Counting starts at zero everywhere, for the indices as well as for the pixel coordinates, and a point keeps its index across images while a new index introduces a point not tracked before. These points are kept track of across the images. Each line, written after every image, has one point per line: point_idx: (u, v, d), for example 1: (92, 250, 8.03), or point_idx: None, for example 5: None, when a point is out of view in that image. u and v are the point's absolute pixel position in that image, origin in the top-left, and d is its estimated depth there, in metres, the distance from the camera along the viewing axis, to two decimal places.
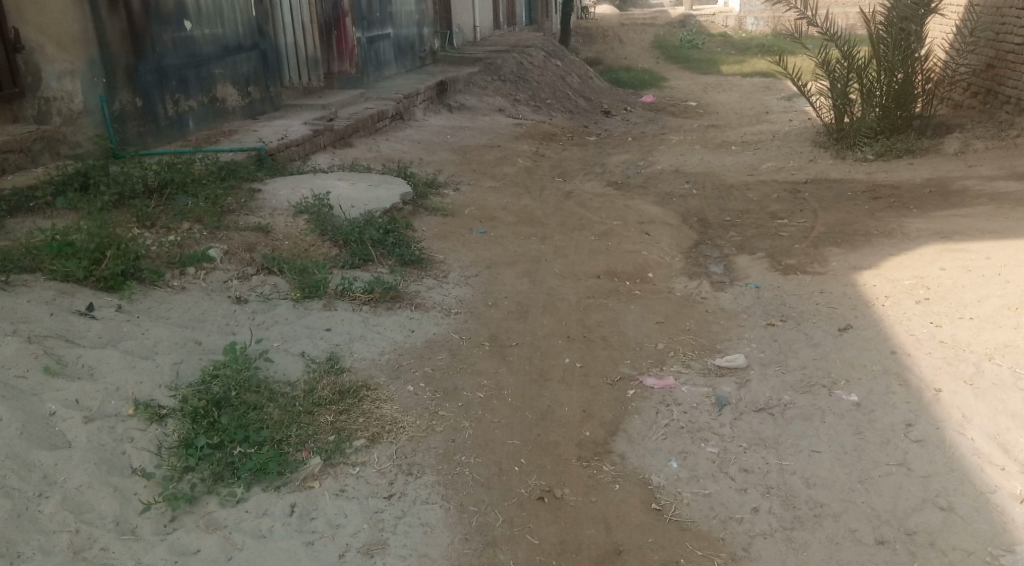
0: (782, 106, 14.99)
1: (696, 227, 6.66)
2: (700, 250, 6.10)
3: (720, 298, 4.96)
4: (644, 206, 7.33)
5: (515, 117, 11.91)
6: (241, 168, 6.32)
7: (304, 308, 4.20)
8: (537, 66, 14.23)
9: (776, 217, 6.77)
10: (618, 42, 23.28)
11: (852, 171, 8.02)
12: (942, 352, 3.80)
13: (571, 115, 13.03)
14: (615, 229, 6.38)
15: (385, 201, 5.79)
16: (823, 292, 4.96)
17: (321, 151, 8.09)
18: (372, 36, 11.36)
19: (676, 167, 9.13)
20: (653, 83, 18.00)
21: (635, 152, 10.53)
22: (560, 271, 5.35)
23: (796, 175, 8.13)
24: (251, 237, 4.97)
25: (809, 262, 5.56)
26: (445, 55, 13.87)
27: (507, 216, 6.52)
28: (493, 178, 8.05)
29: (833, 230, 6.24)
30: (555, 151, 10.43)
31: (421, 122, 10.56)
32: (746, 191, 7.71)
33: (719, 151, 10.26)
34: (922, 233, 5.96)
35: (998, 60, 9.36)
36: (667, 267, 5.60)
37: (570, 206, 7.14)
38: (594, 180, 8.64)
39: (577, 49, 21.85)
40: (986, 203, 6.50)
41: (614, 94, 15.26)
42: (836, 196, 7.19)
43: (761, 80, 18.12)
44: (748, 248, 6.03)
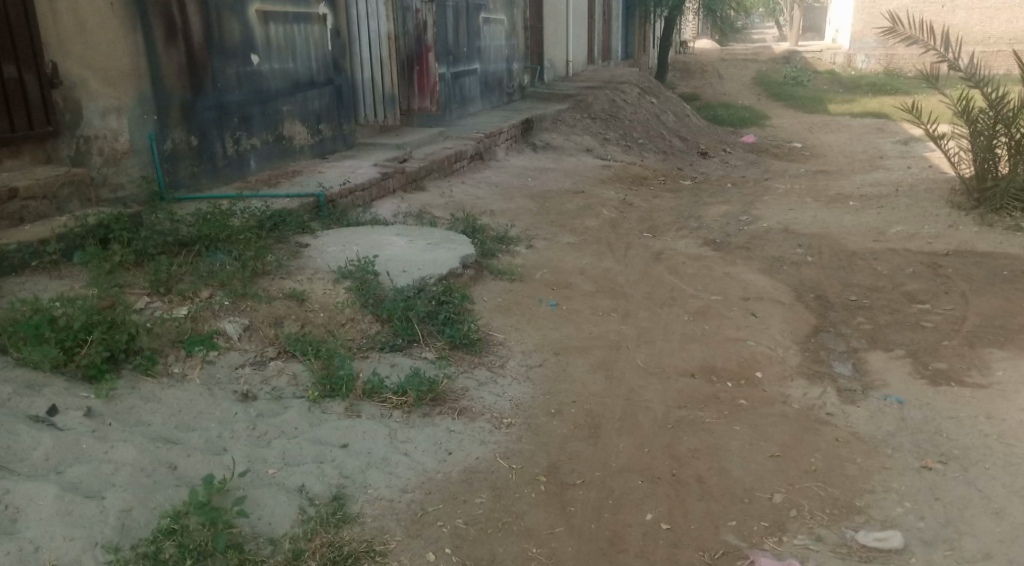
0: (898, 150, 13.67)
1: (813, 307, 5.66)
2: (819, 340, 5.11)
3: (853, 420, 4.01)
4: (748, 274, 6.30)
5: (604, 159, 11.00)
6: (289, 216, 5.56)
7: (319, 415, 3.31)
8: (631, 104, 13.33)
9: (915, 300, 5.81)
10: (717, 78, 22.14)
11: (1002, 243, 7.09)
12: None
13: (666, 157, 12.02)
14: (714, 306, 5.38)
15: (441, 264, 4.88)
16: (991, 420, 4.04)
17: (389, 196, 7.33)
18: (457, 71, 10.67)
19: (784, 225, 8.02)
20: (755, 121, 16.83)
21: (737, 203, 9.45)
22: (645, 364, 4.38)
23: (933, 245, 7.14)
24: (279, 308, 4.05)
25: (965, 369, 4.66)
26: (535, 91, 13.13)
27: (586, 282, 5.58)
28: (574, 232, 7.17)
29: (991, 324, 5.32)
30: (646, 199, 9.46)
31: (502, 163, 9.78)
32: (872, 261, 6.71)
33: (833, 206, 9.08)
34: None
35: None
36: (779, 363, 4.61)
37: (661, 272, 6.17)
38: (688, 237, 7.63)
39: (673, 84, 20.80)
40: None
41: (712, 133, 14.21)
42: (989, 275, 6.27)
43: (872, 121, 16.72)
44: (881, 342, 5.10)
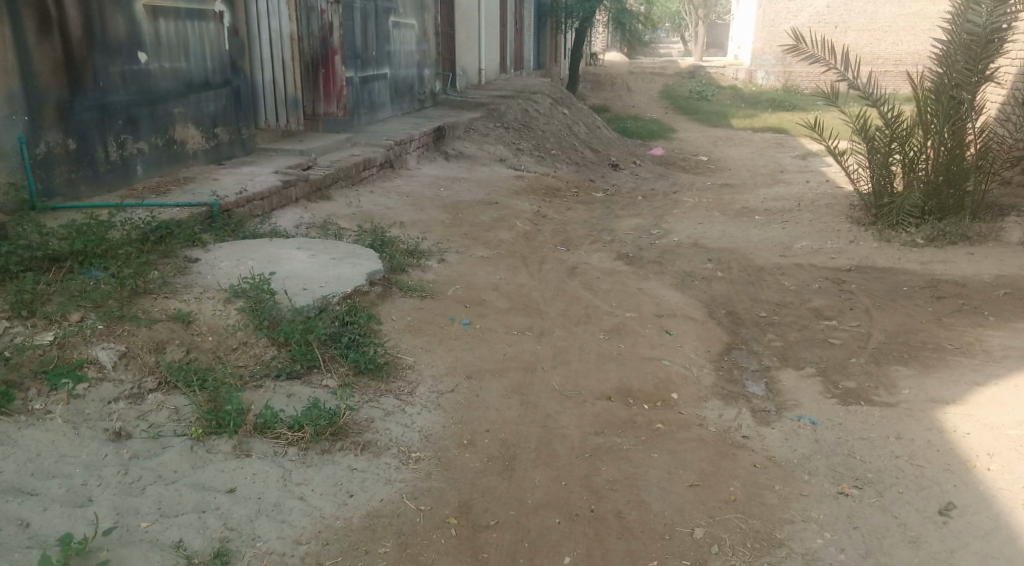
0: (797, 165, 14.06)
1: (725, 325, 5.62)
2: (732, 359, 5.04)
3: (768, 443, 3.91)
4: (661, 290, 6.23)
5: (517, 169, 10.86)
6: (177, 228, 5.12)
7: (202, 456, 3.00)
8: (543, 114, 13.25)
9: (822, 317, 5.83)
10: (626, 90, 22.43)
11: (901, 259, 7.28)
12: None
13: (577, 168, 11.99)
14: (629, 324, 5.25)
15: (346, 280, 4.53)
16: (901, 441, 3.98)
17: (290, 205, 6.93)
18: (366, 75, 10.31)
19: (695, 239, 8.03)
20: (663, 133, 17.06)
21: (648, 215, 9.45)
22: (561, 387, 4.15)
23: (837, 261, 7.26)
24: (161, 332, 3.65)
25: (873, 388, 4.63)
26: (446, 98, 12.88)
27: (499, 298, 5.35)
28: (486, 245, 6.95)
29: (896, 340, 5.36)
30: (558, 211, 9.34)
31: (413, 171, 9.48)
32: (780, 277, 6.75)
33: (740, 220, 9.18)
34: (1008, 353, 5.06)
35: None
36: (694, 383, 4.50)
37: (576, 287, 6.02)
38: (602, 251, 7.53)
39: (584, 95, 20.94)
40: None
41: (623, 144, 14.29)
42: (891, 291, 6.38)
43: (773, 136, 17.20)
44: (792, 360, 5.07)
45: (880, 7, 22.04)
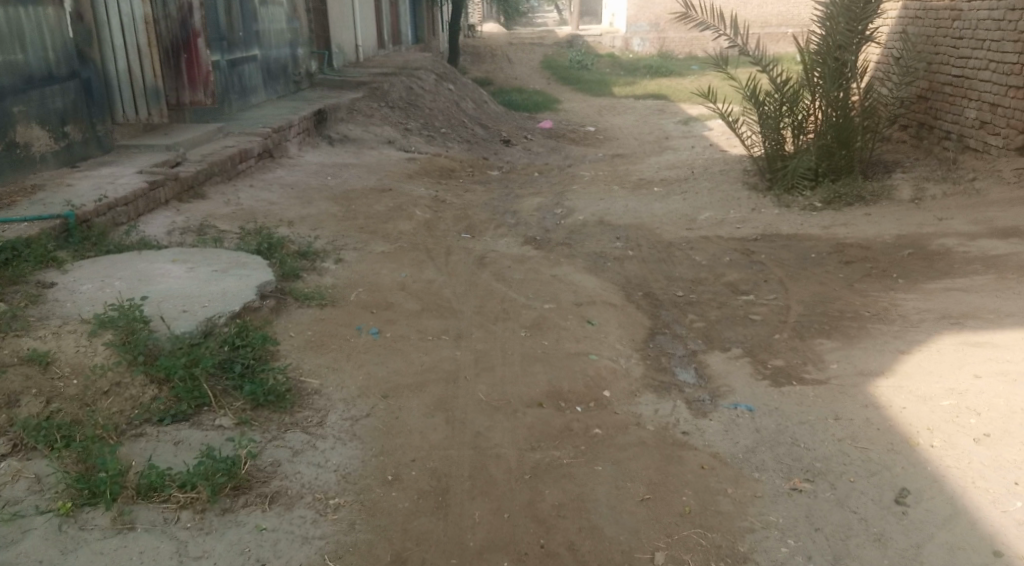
0: (681, 130, 14.11)
1: (645, 308, 5.40)
2: (658, 346, 4.82)
3: (709, 438, 3.68)
4: (574, 274, 5.95)
5: (407, 152, 10.36)
6: (24, 248, 4.42)
7: (74, 536, 2.57)
8: (429, 91, 12.72)
9: (739, 292, 5.70)
10: (507, 62, 22.07)
11: (804, 224, 7.27)
12: None
13: (468, 147, 11.59)
14: (548, 316, 4.95)
15: (231, 295, 4.00)
16: (840, 422, 3.84)
17: (160, 209, 6.24)
18: (234, 59, 9.53)
19: (600, 217, 7.81)
20: (549, 105, 16.82)
21: (547, 193, 9.18)
22: (488, 398, 3.79)
23: (742, 230, 7.19)
24: (13, 382, 3.10)
25: (802, 366, 4.51)
26: (325, 79, 12.16)
27: (408, 299, 4.93)
28: (385, 239, 6.49)
29: (815, 311, 5.27)
30: (455, 194, 8.92)
31: (296, 160, 8.85)
32: (690, 251, 6.61)
33: (640, 192, 9.02)
34: (925, 316, 5.05)
35: (933, 92, 9.08)
36: (624, 377, 4.25)
37: (488, 279, 5.67)
38: (506, 236, 7.20)
39: (466, 69, 20.45)
40: (981, 273, 5.66)
41: (511, 119, 13.98)
42: (800, 259, 6.33)
43: (654, 102, 17.26)
44: (718, 341, 4.90)
45: None
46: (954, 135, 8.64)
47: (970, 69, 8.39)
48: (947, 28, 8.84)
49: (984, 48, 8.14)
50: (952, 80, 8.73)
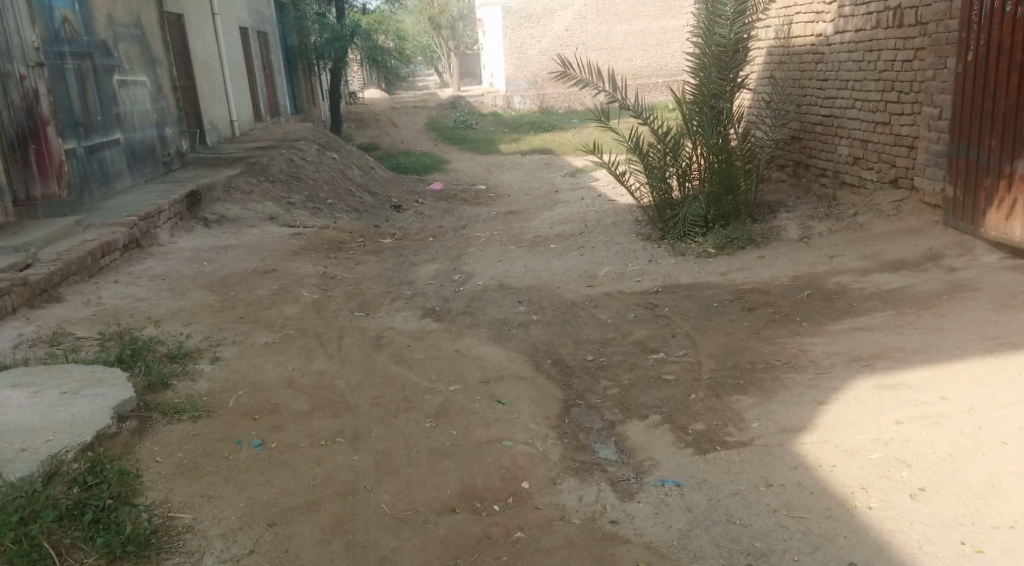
0: (570, 183, 14.14)
1: (556, 378, 5.12)
2: (573, 420, 4.54)
3: (640, 524, 3.49)
4: (478, 348, 5.64)
5: (290, 227, 9.88)
6: None
7: None
8: (311, 161, 12.26)
9: (649, 350, 5.51)
10: (391, 126, 21.89)
11: (702, 273, 7.22)
12: None
13: (356, 216, 11.20)
14: (454, 401, 4.65)
15: (77, 424, 3.60)
16: (772, 489, 3.67)
17: (5, 319, 5.58)
18: (92, 144, 8.87)
19: (499, 281, 7.55)
20: (437, 166, 16.63)
21: (443, 259, 8.87)
22: (393, 509, 3.60)
23: (644, 283, 7.07)
24: None
25: (723, 428, 4.30)
26: (196, 157, 11.54)
27: (297, 398, 4.66)
28: (269, 328, 6.04)
29: (727, 365, 5.11)
30: (345, 269, 8.50)
31: (167, 247, 8.25)
32: (595, 310, 6.41)
33: (537, 250, 8.84)
34: (835, 360, 4.97)
35: (806, 132, 9.33)
36: (542, 462, 4.01)
37: (386, 364, 5.37)
38: (403, 310, 6.83)
39: (349, 135, 20.11)
40: (881, 310, 5.66)
41: (399, 183, 13.67)
42: (703, 309, 6.22)
43: (541, 157, 17.36)
44: (634, 408, 4.66)
45: (611, 26, 23.21)
46: (830, 172, 8.87)
47: (838, 108, 8.64)
48: (812, 71, 9.12)
49: (849, 88, 8.40)
50: (822, 120, 8.98)
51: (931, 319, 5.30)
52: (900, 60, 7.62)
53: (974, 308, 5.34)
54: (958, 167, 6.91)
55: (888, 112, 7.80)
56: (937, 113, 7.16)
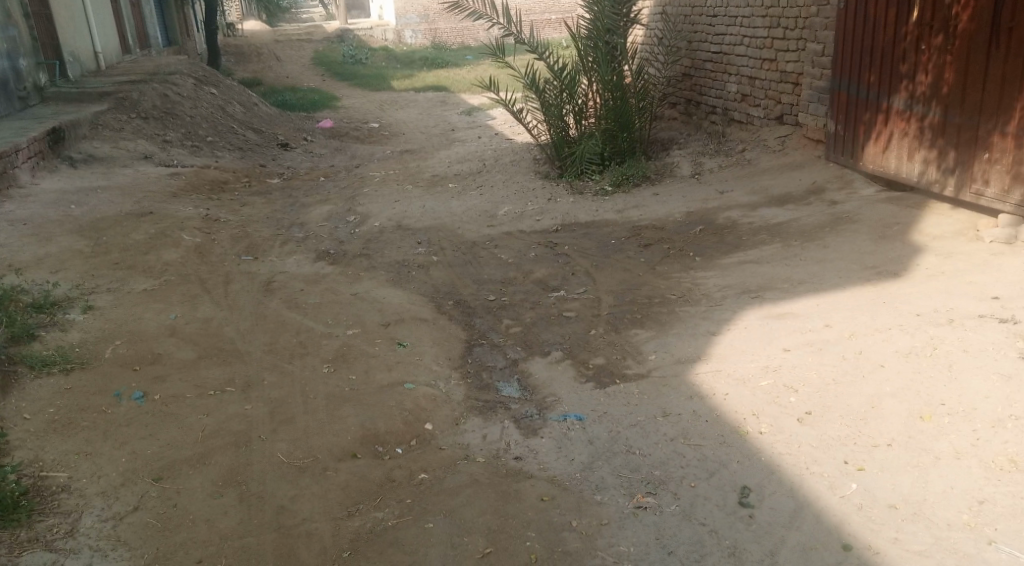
0: (465, 121, 13.91)
1: (456, 319, 5.08)
2: (475, 361, 4.53)
3: (543, 460, 3.53)
4: (375, 292, 5.53)
5: (168, 167, 9.33)
6: None
7: None
8: (189, 96, 11.56)
9: (549, 287, 5.52)
10: (275, 60, 20.87)
11: (599, 210, 7.26)
12: (919, 537, 2.86)
13: (241, 156, 10.69)
14: (354, 343, 4.67)
15: None
16: (669, 419, 3.76)
17: None
18: None
19: (396, 221, 7.38)
20: (325, 102, 16.02)
21: (336, 199, 8.59)
22: (290, 457, 3.53)
23: (542, 222, 7.05)
24: None
25: (622, 361, 4.37)
26: (58, 91, 10.67)
27: (181, 347, 4.56)
28: (148, 273, 5.74)
29: (625, 300, 5.18)
30: (230, 211, 8.11)
31: (29, 189, 7.64)
32: (495, 249, 6.36)
33: (434, 190, 8.68)
34: (727, 293, 5.10)
35: (696, 69, 9.44)
36: (446, 403, 4.03)
37: (278, 309, 5.23)
38: (295, 254, 6.59)
39: (230, 69, 19.07)
40: (767, 244, 5.82)
41: (286, 121, 13.11)
42: (602, 246, 6.27)
43: (434, 94, 16.97)
44: (535, 346, 4.67)
45: None
46: (719, 109, 9.03)
47: (727, 45, 8.76)
48: (702, 7, 9.20)
49: (737, 25, 8.52)
50: (711, 57, 9.10)
51: (815, 251, 5.47)
52: None
53: (853, 240, 5.55)
54: (840, 103, 7.10)
55: (775, 48, 7.97)
56: (820, 49, 7.34)
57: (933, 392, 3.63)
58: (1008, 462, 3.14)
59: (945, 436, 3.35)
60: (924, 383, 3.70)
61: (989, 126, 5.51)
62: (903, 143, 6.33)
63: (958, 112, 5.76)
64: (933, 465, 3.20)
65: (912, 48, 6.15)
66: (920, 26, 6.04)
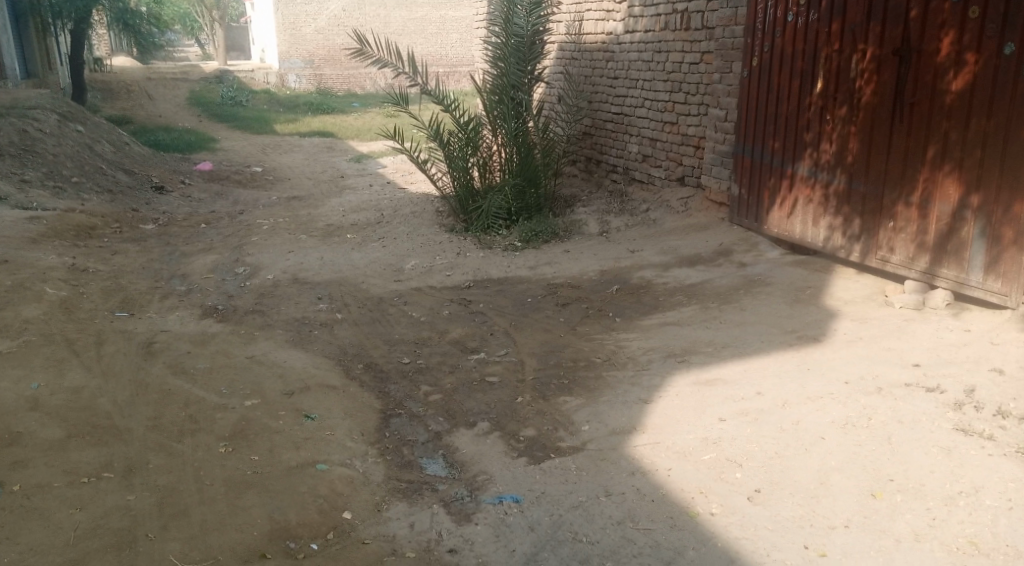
0: (355, 168, 13.47)
1: (369, 387, 4.64)
2: (394, 435, 4.11)
3: (480, 552, 3.16)
4: (277, 355, 5.02)
5: (27, 210, 8.43)
6: None
7: None
8: (52, 133, 10.61)
9: (467, 350, 5.17)
10: (147, 98, 19.78)
11: (510, 266, 7.01)
12: None
13: (111, 199, 9.84)
14: (254, 417, 4.14)
15: None
16: (613, 498, 3.45)
17: None
18: None
19: (291, 274, 6.86)
20: (204, 144, 15.19)
21: (222, 249, 7.98)
22: (184, 562, 3.02)
23: (451, 278, 6.72)
24: None
25: (555, 433, 4.06)
26: None
27: (46, 424, 3.91)
28: (4, 332, 5.01)
29: (549, 364, 4.89)
30: (100, 260, 7.34)
31: None
32: (404, 306, 5.97)
33: (330, 240, 8.20)
34: (653, 355, 4.90)
35: (597, 128, 9.44)
36: (365, 486, 3.60)
37: (162, 375, 4.64)
38: (180, 310, 5.97)
39: (98, 106, 17.88)
40: (685, 304, 5.69)
41: (162, 162, 12.28)
42: (517, 305, 5.99)
43: (321, 140, 16.44)
44: (459, 416, 4.29)
45: (389, 11, 22.64)
46: (620, 168, 9.03)
47: (627, 106, 8.78)
48: (602, 68, 9.23)
49: (638, 87, 8.54)
50: (612, 117, 9.11)
51: (735, 312, 5.37)
52: (687, 62, 7.73)
53: (772, 300, 5.49)
54: (744, 167, 6.97)
55: (676, 112, 7.96)
56: (723, 114, 7.24)
57: (878, 467, 3.46)
58: (969, 544, 2.98)
59: (900, 515, 3.17)
60: (868, 457, 3.54)
61: (893, 195, 5.34)
62: (808, 209, 6.18)
63: (863, 181, 5.60)
64: (896, 549, 3.00)
65: (816, 118, 6.02)
66: (825, 96, 5.91)
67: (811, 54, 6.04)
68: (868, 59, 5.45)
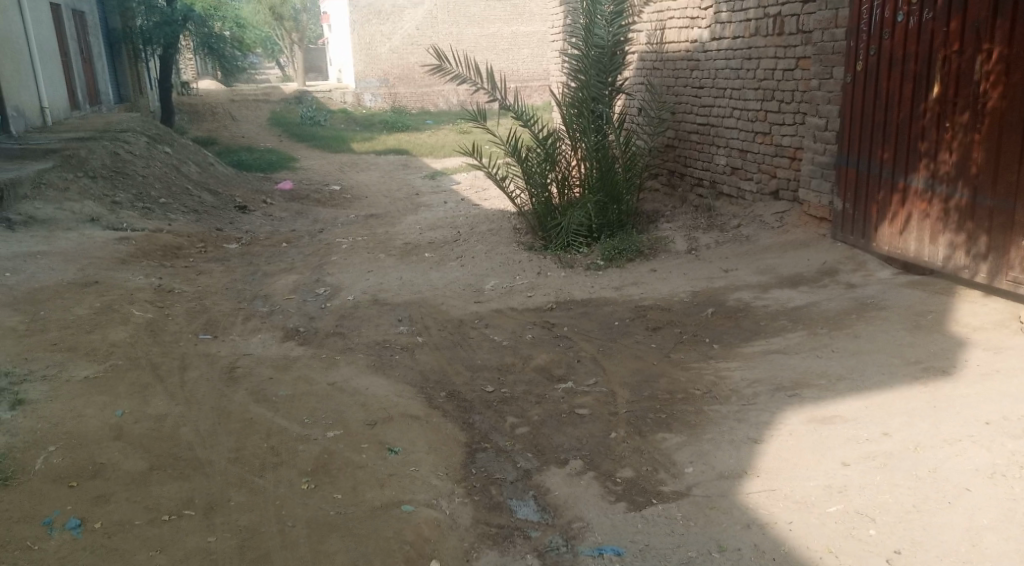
0: (431, 185, 13.41)
1: (453, 418, 4.41)
2: (482, 473, 3.86)
3: None
4: (358, 381, 4.85)
5: (117, 231, 8.57)
6: None
7: None
8: (141, 155, 10.83)
9: (554, 378, 4.89)
10: (230, 119, 20.24)
11: (595, 287, 6.72)
12: None
13: (196, 218, 9.96)
14: (336, 451, 3.95)
15: None
16: (727, 555, 3.13)
17: None
18: None
19: (371, 295, 6.73)
20: (285, 163, 15.37)
21: (302, 268, 7.93)
22: None
23: (534, 299, 6.47)
24: None
25: (656, 475, 3.74)
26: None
27: (128, 455, 3.81)
28: (91, 356, 4.98)
29: (643, 396, 4.57)
30: (184, 280, 7.36)
31: None
32: (485, 330, 5.74)
33: (409, 259, 8.06)
34: (757, 388, 4.53)
35: (681, 140, 9.07)
36: (454, 531, 3.37)
37: (244, 403, 4.51)
38: (261, 332, 5.88)
39: (185, 128, 18.38)
40: (788, 330, 5.29)
41: (244, 182, 12.43)
42: (604, 329, 5.69)
43: (397, 157, 16.49)
44: (550, 452, 4.02)
45: (462, 28, 22.66)
46: (707, 181, 8.64)
47: (715, 117, 8.39)
48: (687, 78, 8.87)
49: (726, 97, 8.15)
50: (698, 128, 8.73)
51: (846, 339, 4.95)
52: (781, 70, 7.31)
53: (885, 326, 5.05)
54: (847, 180, 6.52)
55: (769, 122, 7.54)
56: (822, 123, 6.81)
57: None
58: None
59: None
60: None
61: None
62: (923, 225, 5.71)
63: (989, 194, 5.13)
64: None
65: (932, 126, 5.56)
66: (942, 102, 5.45)
67: (925, 56, 5.58)
68: (996, 61, 4.99)
